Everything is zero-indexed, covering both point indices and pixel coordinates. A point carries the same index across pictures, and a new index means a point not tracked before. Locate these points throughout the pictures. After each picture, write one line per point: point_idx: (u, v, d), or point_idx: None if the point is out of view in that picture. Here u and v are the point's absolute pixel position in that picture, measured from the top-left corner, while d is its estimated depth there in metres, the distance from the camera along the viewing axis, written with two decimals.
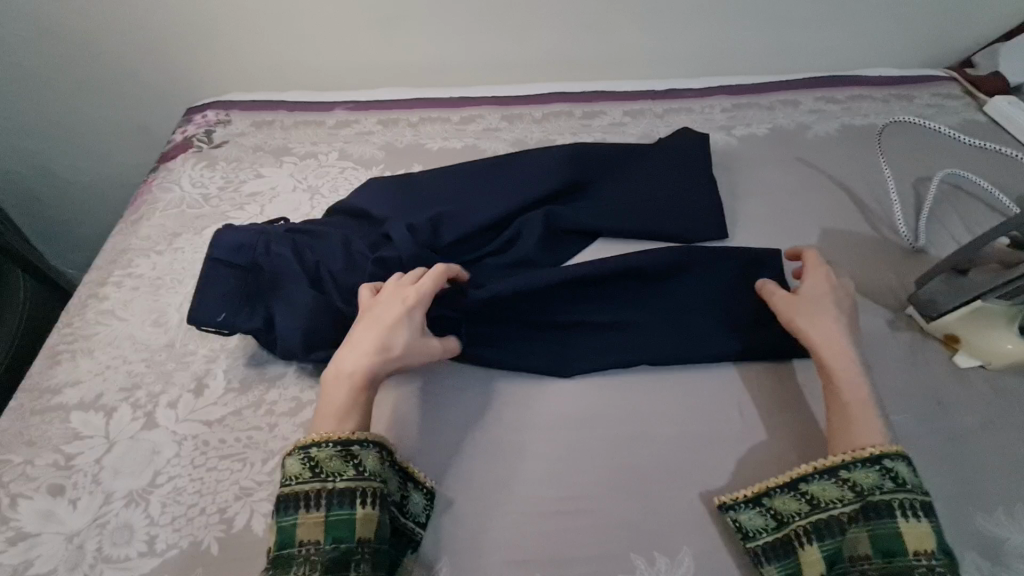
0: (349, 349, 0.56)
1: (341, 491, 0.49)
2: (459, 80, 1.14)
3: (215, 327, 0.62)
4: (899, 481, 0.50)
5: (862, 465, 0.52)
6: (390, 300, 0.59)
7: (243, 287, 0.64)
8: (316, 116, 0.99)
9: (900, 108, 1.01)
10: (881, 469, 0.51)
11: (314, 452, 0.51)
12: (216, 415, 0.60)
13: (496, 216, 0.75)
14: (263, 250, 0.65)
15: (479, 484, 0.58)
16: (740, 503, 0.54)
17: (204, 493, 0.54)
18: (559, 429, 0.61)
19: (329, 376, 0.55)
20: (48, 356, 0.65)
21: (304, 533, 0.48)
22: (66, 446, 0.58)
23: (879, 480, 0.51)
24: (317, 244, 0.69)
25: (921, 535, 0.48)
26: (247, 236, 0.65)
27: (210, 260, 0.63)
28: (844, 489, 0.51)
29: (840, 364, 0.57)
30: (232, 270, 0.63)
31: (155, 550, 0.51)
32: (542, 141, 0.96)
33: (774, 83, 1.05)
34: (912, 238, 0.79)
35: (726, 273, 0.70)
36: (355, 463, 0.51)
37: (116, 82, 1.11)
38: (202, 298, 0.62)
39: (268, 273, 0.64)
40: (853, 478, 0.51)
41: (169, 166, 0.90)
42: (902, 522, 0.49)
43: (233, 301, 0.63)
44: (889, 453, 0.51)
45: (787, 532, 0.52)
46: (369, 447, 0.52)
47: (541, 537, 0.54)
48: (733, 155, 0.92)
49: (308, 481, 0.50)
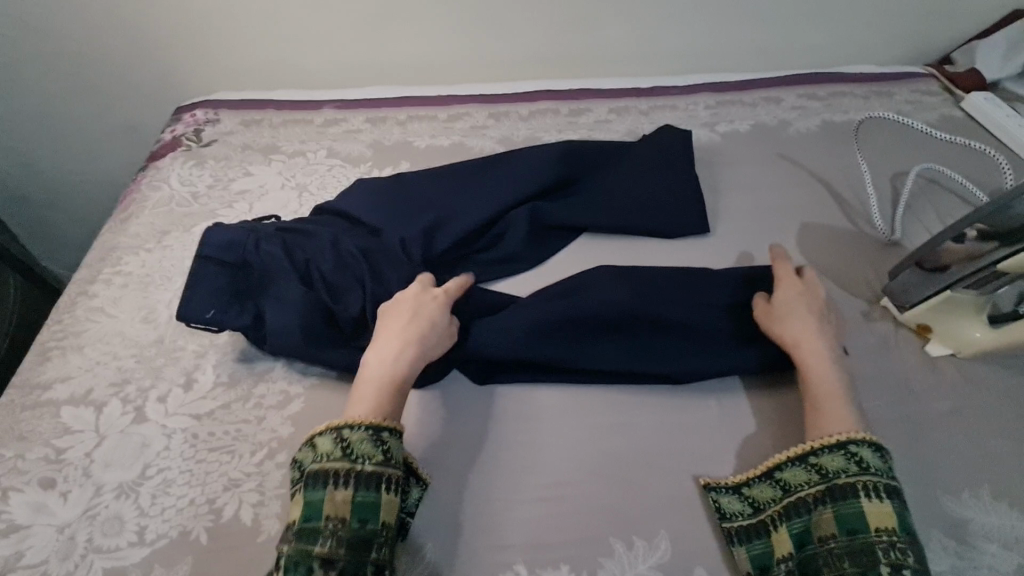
0: (385, 346, 0.59)
1: (369, 474, 0.50)
2: (447, 79, 1.15)
3: (204, 324, 0.62)
4: (863, 464, 0.53)
5: (828, 452, 0.55)
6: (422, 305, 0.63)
7: (232, 283, 0.65)
8: (305, 115, 1.00)
9: (879, 104, 1.03)
10: (846, 454, 0.54)
11: (347, 433, 0.52)
12: (206, 409, 0.61)
13: (482, 211, 0.76)
14: (253, 248, 0.66)
15: (463, 475, 0.59)
16: (722, 487, 0.57)
17: (194, 485, 0.56)
18: (542, 420, 0.63)
19: (366, 372, 0.57)
20: (37, 353, 0.66)
21: (332, 509, 0.49)
22: (56, 440, 0.59)
23: (844, 463, 0.53)
24: (307, 243, 0.70)
25: (882, 515, 0.51)
26: (238, 235, 0.66)
27: (200, 257, 0.64)
28: (810, 472, 0.54)
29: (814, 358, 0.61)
30: (221, 268, 0.64)
31: (145, 540, 0.52)
32: (529, 138, 0.97)
33: (757, 81, 1.07)
34: (889, 231, 0.81)
35: (717, 288, 0.70)
36: (385, 449, 0.52)
37: (105, 82, 1.12)
38: (191, 295, 0.62)
39: (257, 271, 0.65)
40: (821, 463, 0.54)
41: (158, 165, 0.91)
42: (864, 502, 0.51)
43: (222, 298, 0.63)
44: (856, 439, 0.54)
45: (763, 517, 0.55)
46: (397, 436, 0.53)
47: (523, 527, 0.56)
48: (716, 151, 0.94)
49: (338, 460, 0.51)
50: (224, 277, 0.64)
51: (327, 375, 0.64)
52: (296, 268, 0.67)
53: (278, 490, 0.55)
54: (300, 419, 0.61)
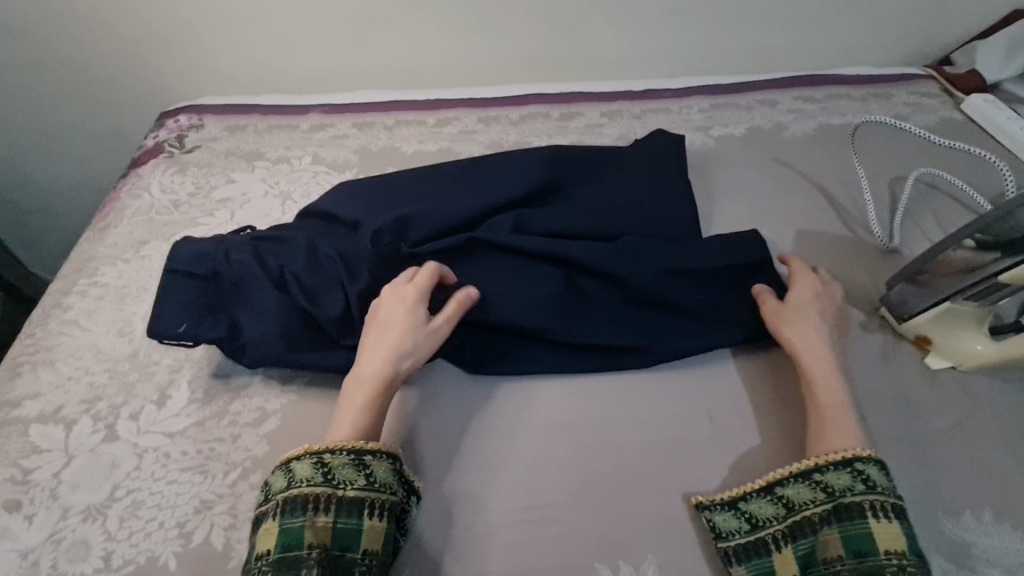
0: (368, 357, 0.58)
1: (351, 501, 0.50)
2: (437, 82, 1.13)
3: (176, 338, 0.60)
4: (870, 483, 0.52)
5: (833, 468, 0.53)
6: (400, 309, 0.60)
7: (204, 296, 0.62)
8: (291, 120, 0.98)
9: (877, 106, 1.01)
10: (852, 471, 0.52)
11: (328, 458, 0.51)
12: (179, 427, 0.59)
13: (467, 218, 0.74)
14: (224, 258, 0.64)
15: (445, 495, 0.57)
16: (716, 504, 0.55)
17: (164, 507, 0.54)
18: (526, 437, 0.61)
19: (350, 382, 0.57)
20: (8, 368, 0.64)
21: (313, 536, 0.48)
22: (24, 460, 0.57)
23: (851, 482, 0.52)
24: (282, 249, 0.67)
25: (889, 535, 0.49)
26: (208, 246, 0.64)
27: (169, 271, 0.62)
28: (816, 491, 0.53)
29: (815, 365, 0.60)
30: (192, 280, 0.62)
31: (111, 566, 0.50)
32: (519, 143, 0.95)
33: (752, 83, 1.05)
34: (886, 238, 0.79)
35: (703, 289, 0.68)
36: (367, 473, 0.51)
37: (89, 88, 1.10)
38: (162, 309, 0.61)
39: (228, 282, 0.63)
40: (825, 480, 0.53)
41: (139, 172, 0.89)
42: (872, 522, 0.50)
43: (195, 311, 0.61)
44: (861, 457, 0.53)
45: (762, 534, 0.53)
46: (381, 458, 0.52)
47: (504, 549, 0.54)
48: (709, 155, 0.92)
49: (317, 485, 0.50)
50: (197, 289, 0.62)
51: (305, 391, 0.62)
52: (269, 274, 0.65)
53: (251, 513, 0.54)
54: (275, 437, 0.59)
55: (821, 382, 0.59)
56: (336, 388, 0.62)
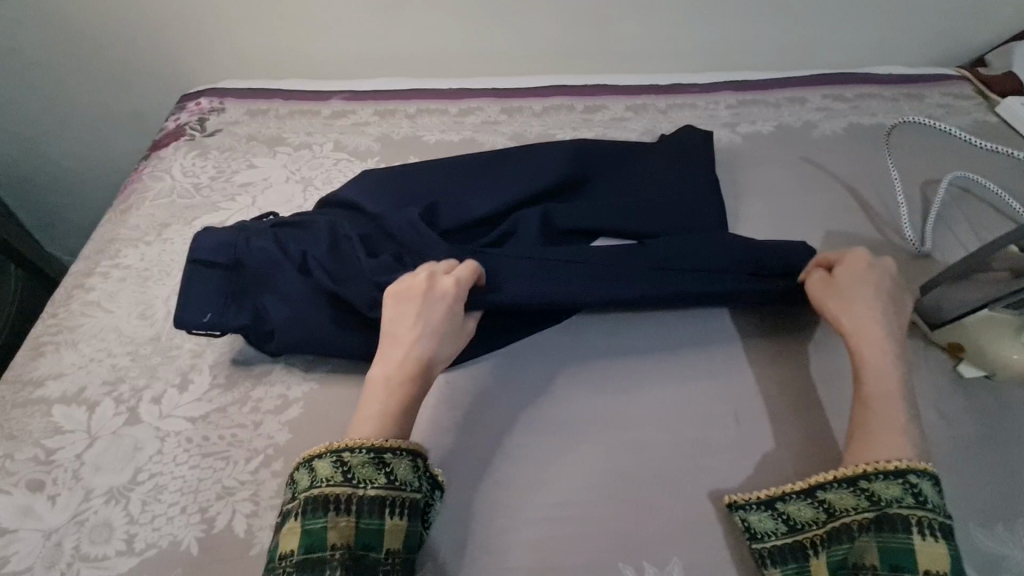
0: (394, 349, 0.57)
1: (372, 499, 0.49)
2: (459, 71, 1.12)
3: (203, 330, 0.60)
4: (921, 498, 0.48)
5: (883, 477, 0.50)
6: (431, 302, 0.59)
7: (226, 285, 0.62)
8: (312, 106, 0.97)
9: (909, 107, 0.99)
10: (903, 483, 0.49)
11: (347, 457, 0.50)
12: (201, 412, 0.59)
13: (493, 212, 0.73)
14: (244, 245, 0.64)
15: (465, 488, 0.56)
16: (751, 504, 0.54)
17: (186, 492, 0.53)
18: (551, 433, 0.60)
19: (375, 379, 0.55)
20: (31, 347, 0.64)
21: (336, 537, 0.47)
22: (47, 440, 0.57)
23: (900, 493, 0.49)
24: (302, 236, 0.67)
25: (932, 553, 0.47)
26: (229, 235, 0.64)
27: (192, 262, 0.62)
28: (861, 497, 0.50)
29: (875, 339, 0.58)
30: (214, 271, 0.62)
31: (134, 549, 0.50)
32: (542, 135, 0.94)
33: (780, 80, 1.03)
34: (918, 242, 0.77)
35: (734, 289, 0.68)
36: (387, 471, 0.50)
37: (111, 69, 1.09)
38: (187, 300, 0.60)
39: (252, 270, 0.63)
40: (872, 488, 0.50)
41: (160, 154, 0.88)
42: (917, 539, 0.47)
43: (219, 300, 0.61)
44: (917, 469, 0.50)
45: (799, 538, 0.52)
46: (402, 456, 0.51)
47: (525, 544, 0.53)
48: (736, 153, 0.90)
49: (338, 484, 0.49)
50: (218, 280, 0.62)
51: (327, 379, 0.62)
52: (291, 261, 0.64)
53: (273, 501, 0.53)
54: (297, 425, 0.58)
55: (878, 360, 0.57)
56: (358, 377, 0.62)
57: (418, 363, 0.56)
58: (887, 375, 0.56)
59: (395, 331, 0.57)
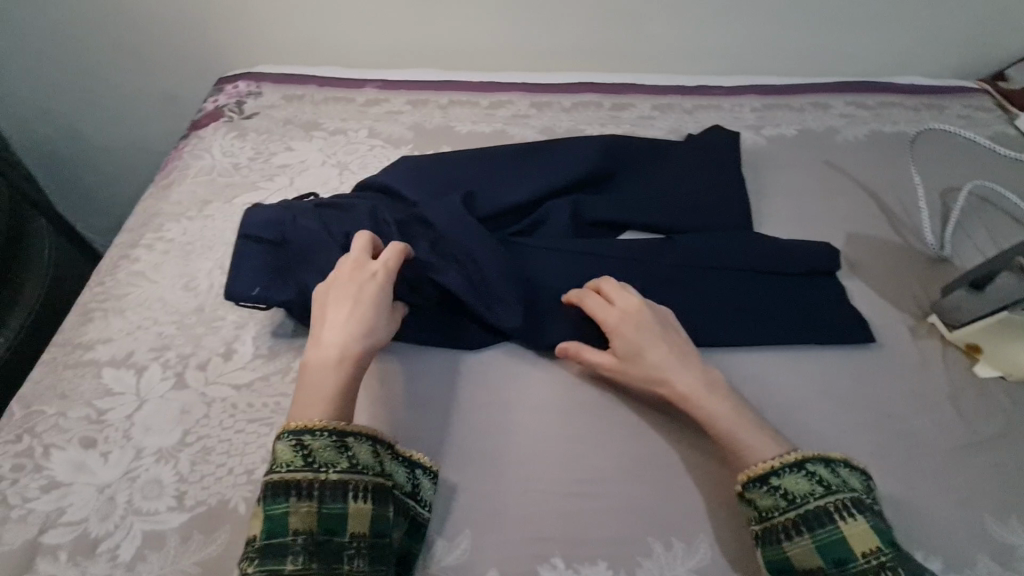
0: (329, 333, 0.57)
1: (334, 484, 0.49)
2: (487, 65, 1.14)
3: (250, 301, 0.63)
4: (826, 483, 0.51)
5: (790, 473, 0.51)
6: (359, 282, 0.59)
7: (273, 260, 0.65)
8: (347, 94, 0.99)
9: (930, 117, 1.01)
10: (807, 473, 0.51)
11: (307, 441, 0.50)
12: (246, 380, 0.61)
13: (525, 199, 0.75)
14: (290, 224, 0.66)
15: (497, 462, 0.58)
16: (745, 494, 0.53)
17: (233, 454, 0.56)
18: (579, 413, 0.62)
19: (315, 362, 0.55)
20: (79, 313, 0.66)
21: (297, 522, 0.48)
22: (97, 401, 0.59)
23: (810, 486, 0.51)
24: (345, 217, 0.69)
25: (858, 532, 0.48)
26: (277, 214, 0.66)
27: (242, 236, 0.65)
28: (777, 497, 0.51)
29: (694, 393, 0.57)
30: (262, 246, 0.65)
31: (184, 505, 0.52)
32: (571, 130, 0.96)
33: (804, 86, 1.05)
34: (938, 246, 0.79)
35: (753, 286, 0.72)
36: (348, 456, 0.50)
37: (148, 50, 1.12)
38: (236, 273, 0.63)
39: (298, 248, 0.65)
40: (785, 486, 0.51)
41: (200, 134, 0.91)
42: (843, 525, 0.49)
43: (265, 274, 0.64)
44: (809, 457, 0.52)
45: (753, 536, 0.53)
46: (362, 441, 0.51)
47: (554, 517, 0.55)
48: (761, 154, 0.92)
49: (299, 470, 0.49)
50: (265, 255, 0.64)
51: None
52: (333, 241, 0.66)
53: None
54: None
55: (710, 407, 0.57)
56: (404, 354, 0.65)
57: (354, 344, 0.56)
58: (722, 422, 0.56)
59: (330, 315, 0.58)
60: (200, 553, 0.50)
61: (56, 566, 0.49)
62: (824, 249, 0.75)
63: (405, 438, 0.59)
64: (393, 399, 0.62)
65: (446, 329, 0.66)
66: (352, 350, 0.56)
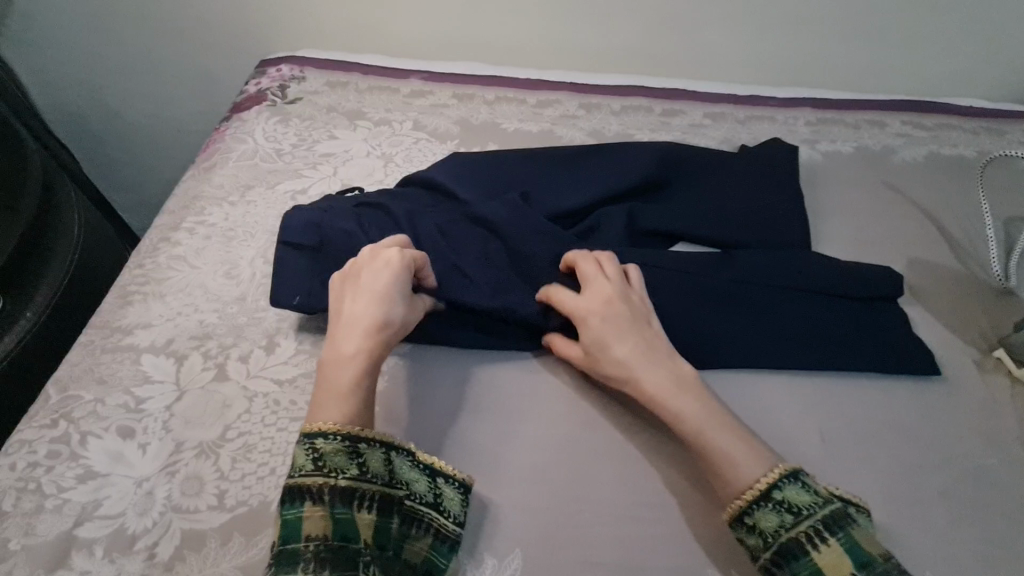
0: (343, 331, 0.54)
1: (343, 490, 0.47)
2: (533, 62, 1.11)
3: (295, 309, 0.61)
4: (794, 509, 0.47)
5: (758, 506, 0.48)
6: (371, 274, 0.55)
7: (314, 265, 0.62)
8: (391, 83, 0.96)
9: (990, 141, 0.97)
10: (773, 503, 0.48)
11: (319, 444, 0.48)
12: (288, 375, 0.59)
13: (580, 205, 0.73)
14: (328, 227, 0.64)
15: (552, 480, 0.55)
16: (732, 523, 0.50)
17: (275, 453, 0.53)
18: (633, 433, 0.59)
19: (328, 363, 0.53)
20: (119, 295, 0.64)
21: (310, 528, 0.45)
22: (137, 388, 0.57)
23: (778, 518, 0.47)
24: (386, 219, 0.67)
25: (835, 559, 0.45)
26: (314, 215, 0.64)
27: (282, 243, 0.63)
28: (753, 536, 0.48)
29: (662, 392, 0.55)
30: (302, 252, 0.63)
31: (225, 505, 0.50)
32: (621, 134, 0.93)
33: (861, 102, 1.02)
34: (1003, 277, 0.76)
35: (815, 310, 0.68)
36: (360, 461, 0.48)
37: (189, 28, 1.09)
38: (280, 281, 0.61)
39: (338, 249, 0.63)
40: (757, 522, 0.48)
41: (242, 117, 0.88)
42: (814, 554, 0.46)
43: (308, 280, 0.62)
44: (776, 481, 0.49)
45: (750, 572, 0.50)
46: (376, 447, 0.49)
47: (614, 541, 0.52)
48: (816, 170, 0.89)
49: (311, 473, 0.47)
50: (306, 261, 0.62)
51: (417, 358, 0.62)
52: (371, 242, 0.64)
53: None
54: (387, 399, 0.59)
55: (682, 408, 0.54)
56: (455, 359, 0.63)
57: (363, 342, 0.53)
58: (693, 424, 0.53)
59: (344, 311, 0.55)
60: (240, 556, 0.48)
61: (92, 562, 0.47)
62: (888, 273, 0.72)
63: (460, 444, 0.57)
64: (447, 403, 0.60)
65: (498, 335, 0.63)
66: (363, 349, 0.53)
